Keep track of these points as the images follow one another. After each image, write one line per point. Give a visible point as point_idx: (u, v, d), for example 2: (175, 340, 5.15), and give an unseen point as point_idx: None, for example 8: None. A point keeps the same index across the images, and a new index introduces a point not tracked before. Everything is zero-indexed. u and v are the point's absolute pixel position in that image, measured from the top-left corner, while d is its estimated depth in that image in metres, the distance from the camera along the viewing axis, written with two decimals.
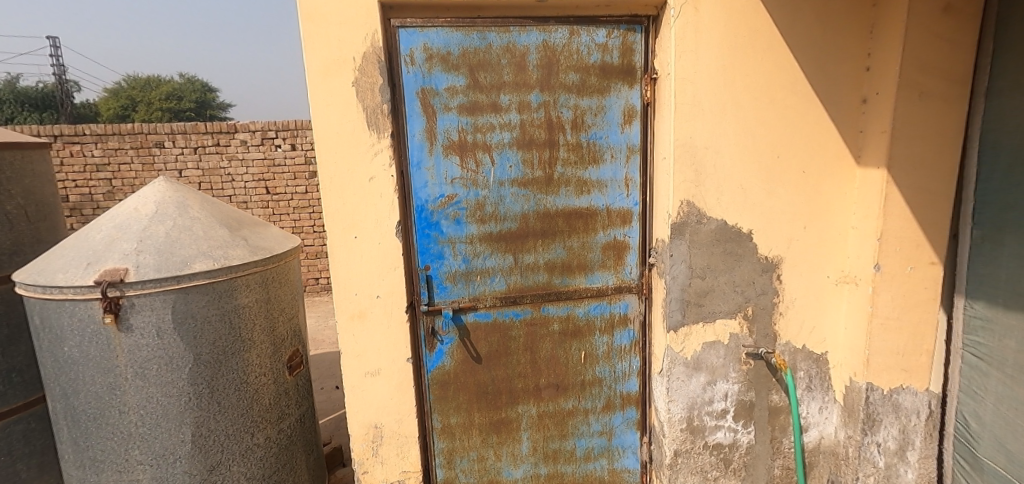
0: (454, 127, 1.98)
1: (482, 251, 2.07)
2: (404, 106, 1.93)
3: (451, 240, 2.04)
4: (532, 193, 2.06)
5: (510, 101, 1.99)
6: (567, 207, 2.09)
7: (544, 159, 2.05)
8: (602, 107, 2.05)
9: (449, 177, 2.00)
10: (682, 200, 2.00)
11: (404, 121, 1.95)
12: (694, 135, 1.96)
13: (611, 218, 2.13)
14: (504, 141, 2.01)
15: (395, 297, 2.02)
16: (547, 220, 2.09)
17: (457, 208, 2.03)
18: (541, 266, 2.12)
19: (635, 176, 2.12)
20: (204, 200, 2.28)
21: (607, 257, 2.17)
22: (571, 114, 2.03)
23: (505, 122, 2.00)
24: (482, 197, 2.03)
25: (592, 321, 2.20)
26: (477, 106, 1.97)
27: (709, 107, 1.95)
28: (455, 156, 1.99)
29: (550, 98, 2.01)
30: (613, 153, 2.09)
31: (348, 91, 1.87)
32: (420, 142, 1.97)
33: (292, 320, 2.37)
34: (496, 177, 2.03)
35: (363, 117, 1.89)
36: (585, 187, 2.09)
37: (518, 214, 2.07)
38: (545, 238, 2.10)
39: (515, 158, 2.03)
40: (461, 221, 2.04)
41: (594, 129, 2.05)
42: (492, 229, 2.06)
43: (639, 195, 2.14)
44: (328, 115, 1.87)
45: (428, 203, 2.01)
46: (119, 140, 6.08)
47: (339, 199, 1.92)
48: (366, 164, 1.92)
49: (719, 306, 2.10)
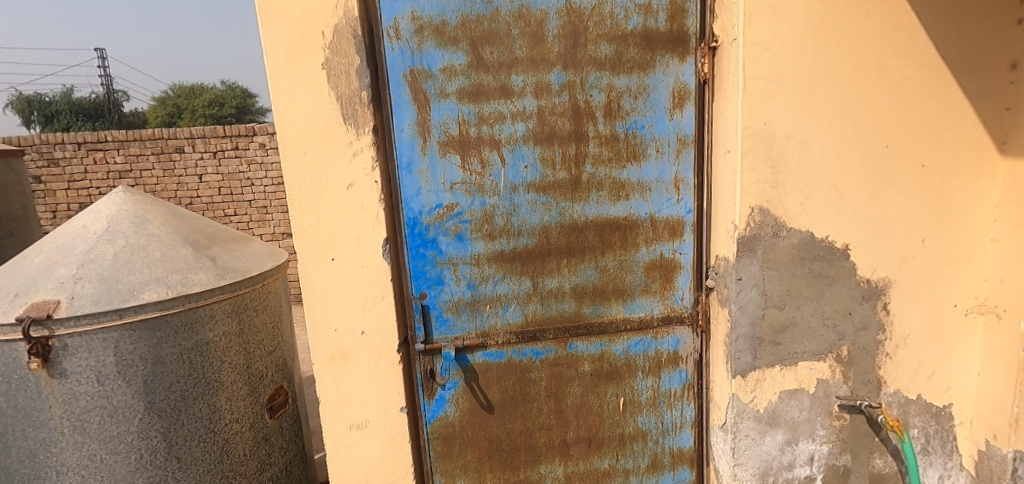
0: (452, 119, 1.54)
1: (492, 275, 1.64)
2: (388, 92, 1.52)
3: (452, 262, 1.62)
4: (553, 201, 1.61)
5: (525, 83, 1.54)
6: (599, 218, 1.64)
7: (569, 156, 1.59)
8: (645, 87, 1.58)
9: (447, 183, 1.57)
10: (752, 207, 1.53)
11: (389, 111, 1.53)
12: (770, 120, 1.48)
13: (657, 229, 1.67)
14: (518, 134, 1.57)
15: (384, 334, 1.62)
16: (574, 235, 1.64)
17: (459, 222, 1.60)
18: (567, 293, 1.68)
19: (688, 175, 1.64)
20: (170, 213, 1.94)
21: (652, 279, 1.70)
22: (603, 98, 1.57)
23: (518, 110, 1.56)
24: (491, 206, 1.59)
25: (633, 360, 1.74)
26: (482, 91, 1.54)
27: (792, 82, 1.46)
28: (454, 155, 1.56)
29: (576, 77, 1.55)
30: (659, 146, 1.61)
31: (317, 75, 1.47)
32: (410, 139, 1.54)
33: (273, 352, 2.01)
34: (508, 181, 1.59)
35: (338, 108, 1.49)
36: (622, 192, 1.64)
37: (537, 228, 1.62)
38: (572, 257, 1.66)
39: (532, 156, 1.58)
40: (464, 238, 1.61)
41: (633, 117, 1.59)
42: (503, 246, 1.63)
43: (693, 200, 1.66)
44: (294, 107, 1.48)
45: (422, 216, 1.59)
46: (141, 146, 5.98)
47: (310, 213, 1.53)
48: (343, 167, 1.52)
49: (803, 345, 1.60)
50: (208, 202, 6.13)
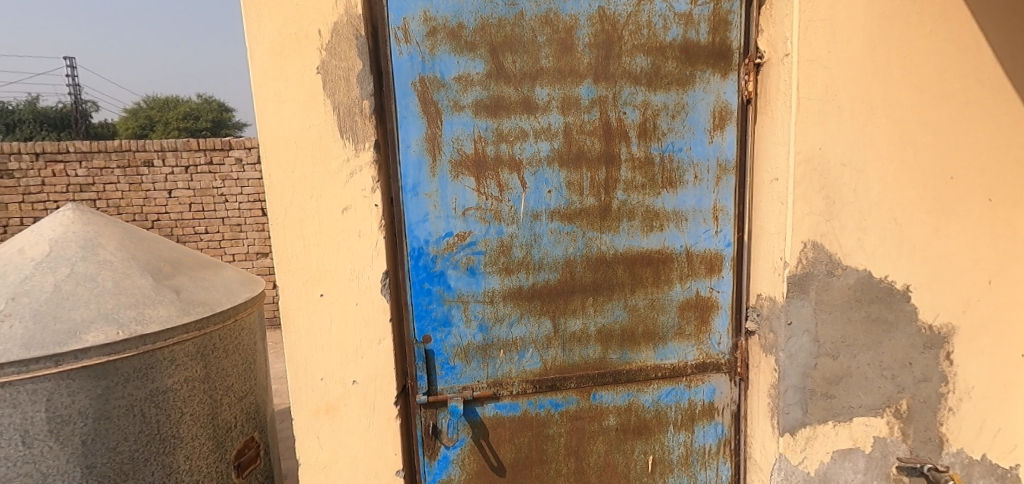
0: (467, 135, 1.34)
1: (507, 315, 1.42)
2: (394, 103, 1.31)
3: (462, 300, 1.40)
4: (579, 230, 1.41)
5: (550, 96, 1.35)
6: (629, 250, 1.45)
7: (598, 180, 1.40)
8: (683, 106, 1.40)
9: (459, 208, 1.36)
10: (805, 243, 1.35)
11: (394, 124, 1.32)
12: (826, 145, 1.32)
13: (693, 264, 1.49)
14: (541, 155, 1.37)
15: (380, 384, 1.37)
16: (601, 269, 1.44)
17: (472, 253, 1.38)
18: (592, 336, 1.47)
19: (729, 204, 1.47)
20: (128, 236, 1.68)
21: (686, 320, 1.51)
22: (637, 116, 1.39)
23: (542, 128, 1.36)
24: (508, 235, 1.39)
25: (663, 412, 1.53)
26: (501, 104, 1.34)
27: (851, 104, 1.31)
28: (468, 177, 1.36)
29: (607, 92, 1.37)
30: (697, 171, 1.44)
31: (310, 80, 1.25)
32: (418, 156, 1.33)
33: (244, 399, 1.73)
34: (529, 208, 1.38)
35: (334, 119, 1.27)
36: (656, 222, 1.45)
37: (560, 262, 1.42)
38: (598, 295, 1.45)
39: (557, 179, 1.39)
40: (477, 272, 1.39)
41: (670, 138, 1.41)
42: (521, 282, 1.41)
43: (733, 233, 1.48)
44: (281, 117, 1.26)
45: (428, 247, 1.37)
46: (105, 158, 5.59)
47: (296, 241, 1.30)
48: (338, 188, 1.30)
49: (859, 399, 1.42)
50: (177, 219, 5.76)
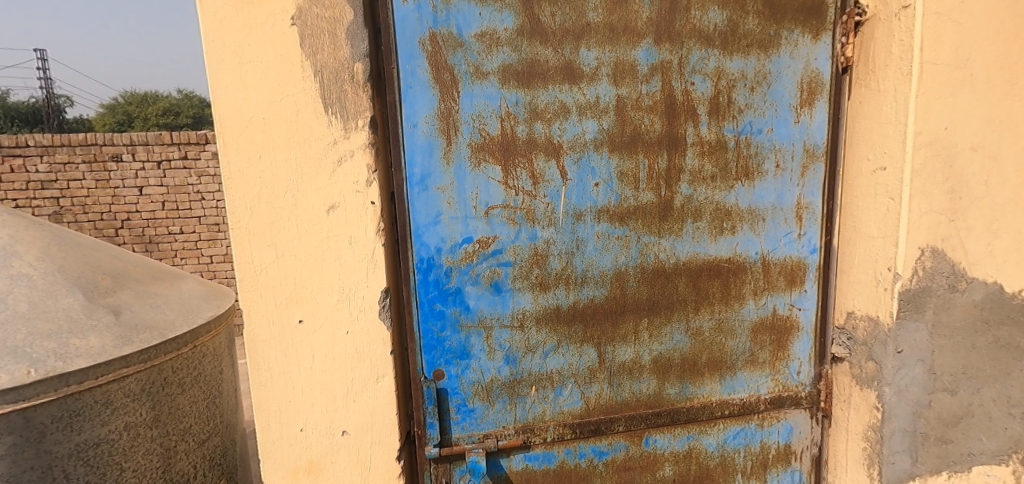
0: (492, 112, 1.03)
1: (541, 344, 1.11)
2: (397, 66, 0.99)
3: (484, 325, 1.09)
4: (633, 234, 1.11)
5: (599, 61, 1.04)
6: (694, 259, 1.15)
7: (657, 170, 1.10)
8: (765, 75, 1.10)
9: (482, 207, 1.05)
10: (920, 249, 1.07)
11: (398, 96, 1.00)
12: (952, 124, 1.04)
13: (770, 276, 1.19)
14: (586, 136, 1.06)
15: (379, 436, 1.05)
16: (659, 284, 1.14)
17: (497, 265, 1.07)
18: (646, 367, 1.16)
19: (815, 200, 1.17)
20: (57, 243, 1.34)
21: (760, 346, 1.21)
22: (708, 87, 1.09)
23: (588, 101, 1.05)
24: (544, 241, 1.08)
25: (730, 458, 1.23)
26: (536, 71, 1.03)
27: (983, 72, 1.03)
28: (493, 165, 1.05)
29: (672, 56, 1.06)
30: (779, 159, 1.14)
31: (283, 35, 0.93)
32: (428, 139, 1.02)
33: (207, 442, 1.41)
34: (570, 206, 1.08)
35: (316, 87, 0.96)
36: (727, 223, 1.15)
37: (609, 275, 1.11)
38: (654, 317, 1.15)
39: (606, 169, 1.08)
40: (503, 288, 1.08)
41: (748, 117, 1.11)
42: (560, 301, 1.10)
43: (818, 236, 1.19)
44: (244, 85, 0.94)
45: (441, 257, 1.05)
46: (70, 152, 5.15)
47: (267, 251, 0.99)
48: (321, 181, 0.98)
49: (980, 445, 1.13)
50: (149, 219, 5.36)
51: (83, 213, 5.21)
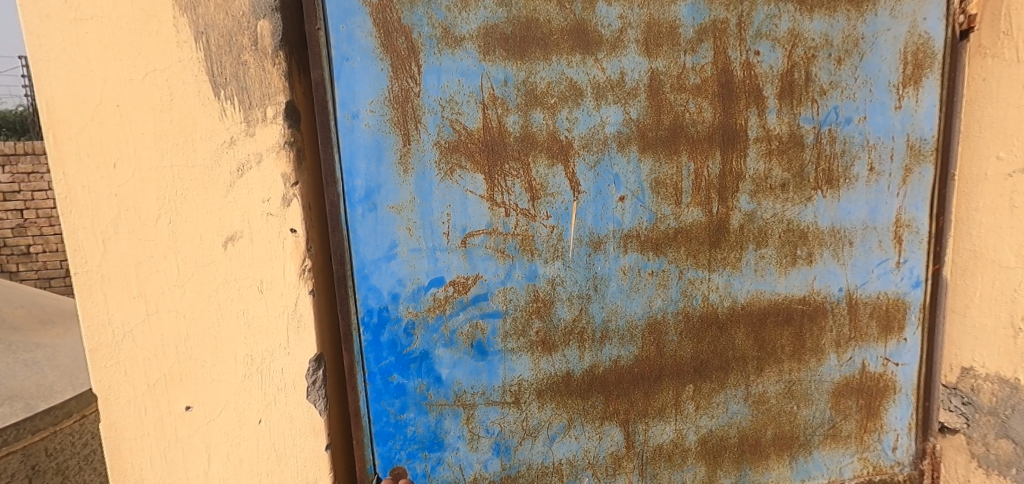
0: (469, 95, 0.71)
1: (545, 425, 0.80)
2: (325, 27, 0.66)
3: (463, 402, 0.77)
4: (672, 268, 0.80)
5: (627, 21, 0.73)
6: (755, 301, 0.84)
7: (708, 177, 0.79)
8: (855, 41, 0.80)
9: (457, 234, 0.73)
10: None
11: (328, 71, 0.67)
12: None
13: (859, 320, 0.87)
14: (607, 130, 0.75)
15: None
16: (709, 336, 0.83)
17: (480, 317, 0.76)
18: (691, 451, 0.86)
19: (920, 215, 0.85)
20: None
21: (843, 414, 0.89)
22: (779, 59, 0.78)
23: (610, 80, 0.74)
24: (547, 281, 0.77)
25: None
26: (535, 34, 0.71)
27: None
28: (472, 172, 0.72)
29: (728, 13, 0.76)
30: (872, 159, 0.83)
31: None
32: (375, 136, 0.69)
33: None
34: (583, 231, 0.77)
35: (200, 57, 0.63)
36: (800, 251, 0.83)
37: (639, 326, 0.81)
38: (703, 382, 0.84)
39: (635, 177, 0.77)
40: (490, 351, 0.76)
41: (833, 100, 0.80)
42: (572, 365, 0.79)
43: (923, 264, 0.87)
44: (85, 55, 0.61)
45: (399, 309, 0.73)
46: None
47: (134, 305, 0.66)
48: (213, 200, 0.65)
49: None
50: None
51: None
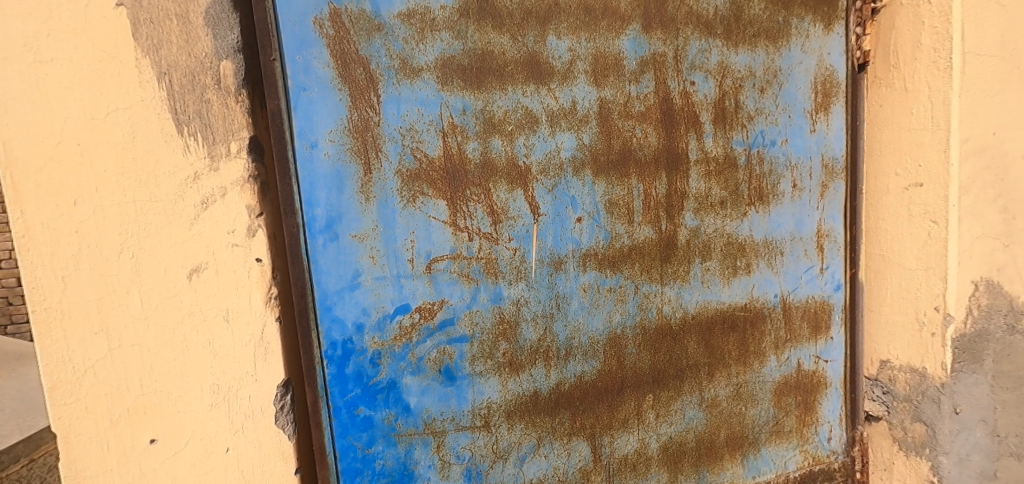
0: (429, 124, 0.76)
1: (514, 447, 0.85)
2: (280, 58, 0.69)
3: (433, 429, 0.81)
4: (629, 283, 0.87)
5: (575, 54, 0.80)
6: (704, 311, 0.91)
7: (655, 197, 0.87)
8: (774, 74, 0.90)
9: (422, 260, 0.77)
10: (978, 281, 0.87)
11: (285, 102, 0.70)
12: (998, 129, 0.86)
13: (792, 323, 0.96)
14: (562, 155, 0.82)
15: None
16: (664, 347, 0.90)
17: (447, 343, 0.80)
18: (654, 458, 0.92)
19: (835, 225, 0.96)
20: None
21: (785, 411, 0.98)
22: (711, 89, 0.87)
23: (563, 108, 0.81)
24: (511, 302, 0.82)
25: None
26: (489, 66, 0.77)
27: None
28: (434, 199, 0.77)
29: (666, 47, 0.84)
30: (795, 177, 0.93)
31: (103, 20, 0.62)
32: (335, 165, 0.73)
33: None
34: (544, 252, 0.83)
35: (162, 96, 0.65)
36: (739, 261, 0.92)
37: (601, 341, 0.87)
38: (661, 391, 0.91)
39: (590, 198, 0.84)
40: (458, 375, 0.81)
41: (759, 125, 0.90)
42: (539, 384, 0.85)
43: (843, 271, 0.98)
44: (43, 97, 0.62)
45: (365, 339, 0.76)
46: None
47: (95, 341, 0.66)
48: (178, 233, 0.67)
49: None
50: None
51: None
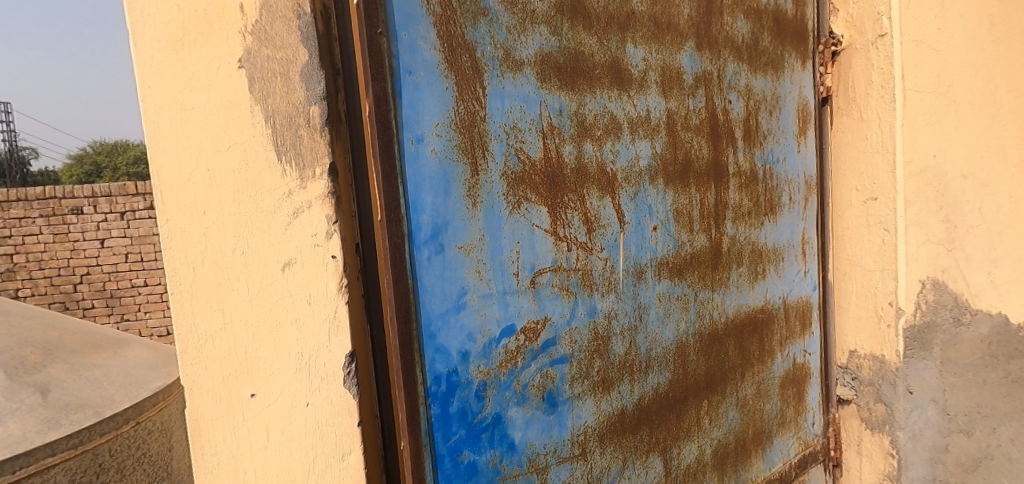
0: (530, 122, 0.90)
1: (605, 472, 1.01)
2: (394, 47, 0.74)
3: (537, 465, 0.92)
4: (691, 291, 1.13)
5: (646, 64, 1.05)
6: (739, 312, 1.21)
7: (708, 206, 1.15)
8: (777, 99, 1.25)
9: (527, 272, 0.90)
10: (925, 279, 1.23)
11: (392, 85, 0.74)
12: (936, 154, 1.24)
13: (790, 322, 1.29)
14: (641, 162, 1.05)
15: None
16: (714, 351, 1.17)
17: (549, 365, 0.93)
18: (709, 464, 1.16)
19: (813, 235, 1.32)
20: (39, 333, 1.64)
21: (787, 403, 1.29)
22: (742, 108, 1.19)
23: (640, 116, 1.05)
24: (605, 316, 1.01)
25: None
26: (579, 64, 0.96)
27: (938, 108, 1.24)
28: (536, 205, 0.91)
29: (712, 66, 1.14)
30: (791, 190, 1.28)
31: (229, 79, 0.85)
32: (440, 163, 0.79)
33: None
34: (631, 262, 1.04)
35: (268, 133, 0.87)
36: (761, 266, 1.24)
37: (671, 349, 1.11)
38: (713, 395, 1.17)
39: (663, 207, 1.09)
40: (559, 401, 0.94)
41: (770, 144, 1.24)
42: (625, 401, 1.04)
43: (817, 272, 1.33)
44: (185, 136, 0.85)
45: (471, 371, 0.84)
46: (73, 211, 5.50)
47: (213, 317, 0.87)
48: (274, 236, 0.88)
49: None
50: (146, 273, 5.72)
51: (89, 269, 5.57)
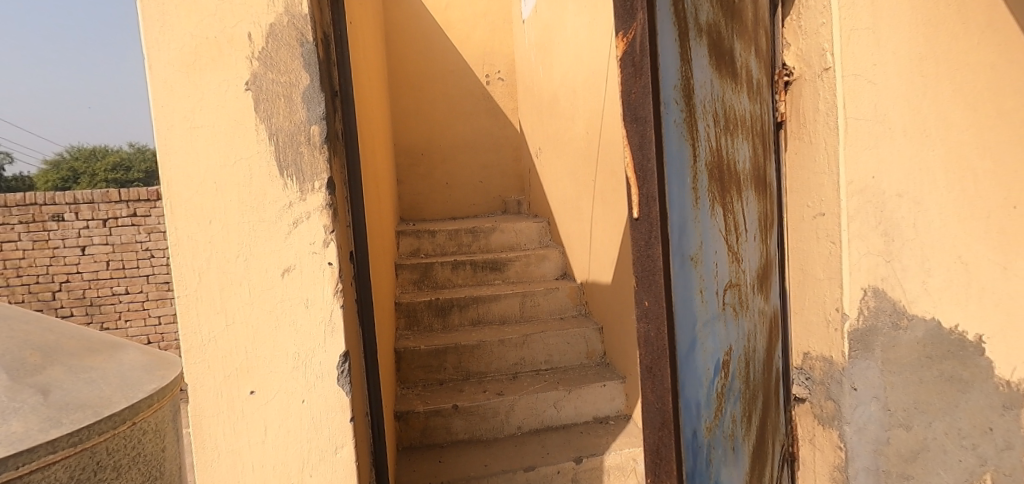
0: (705, 112, 0.93)
1: None
2: (656, 68, 0.77)
3: None
4: (766, 310, 1.27)
5: (744, 61, 1.15)
6: (773, 322, 1.34)
7: (765, 212, 1.29)
8: (766, 116, 1.34)
9: (719, 296, 0.96)
10: (866, 287, 1.34)
11: (649, 63, 0.75)
12: (875, 174, 1.34)
13: (777, 332, 1.39)
14: (744, 166, 1.14)
15: None
16: (771, 365, 1.31)
17: (733, 405, 1.01)
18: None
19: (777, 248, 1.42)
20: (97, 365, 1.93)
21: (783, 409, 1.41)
22: (771, 119, 1.34)
23: (743, 115, 1.14)
24: (749, 341, 1.12)
25: None
26: (720, 54, 1.02)
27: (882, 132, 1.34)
28: (718, 216, 0.97)
29: (761, 75, 1.28)
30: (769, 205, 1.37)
31: (237, 100, 0.93)
32: (681, 159, 0.82)
33: None
34: (750, 277, 1.15)
35: (271, 150, 0.95)
36: (772, 280, 1.35)
37: (765, 369, 1.23)
38: (772, 412, 1.29)
39: (754, 224, 1.18)
40: (739, 443, 1.03)
41: (775, 165, 1.38)
42: (755, 430, 1.14)
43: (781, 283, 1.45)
44: (195, 153, 0.93)
45: (704, 420, 0.88)
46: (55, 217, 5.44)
47: (217, 319, 0.95)
48: (277, 244, 0.96)
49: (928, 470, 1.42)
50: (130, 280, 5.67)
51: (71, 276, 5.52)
